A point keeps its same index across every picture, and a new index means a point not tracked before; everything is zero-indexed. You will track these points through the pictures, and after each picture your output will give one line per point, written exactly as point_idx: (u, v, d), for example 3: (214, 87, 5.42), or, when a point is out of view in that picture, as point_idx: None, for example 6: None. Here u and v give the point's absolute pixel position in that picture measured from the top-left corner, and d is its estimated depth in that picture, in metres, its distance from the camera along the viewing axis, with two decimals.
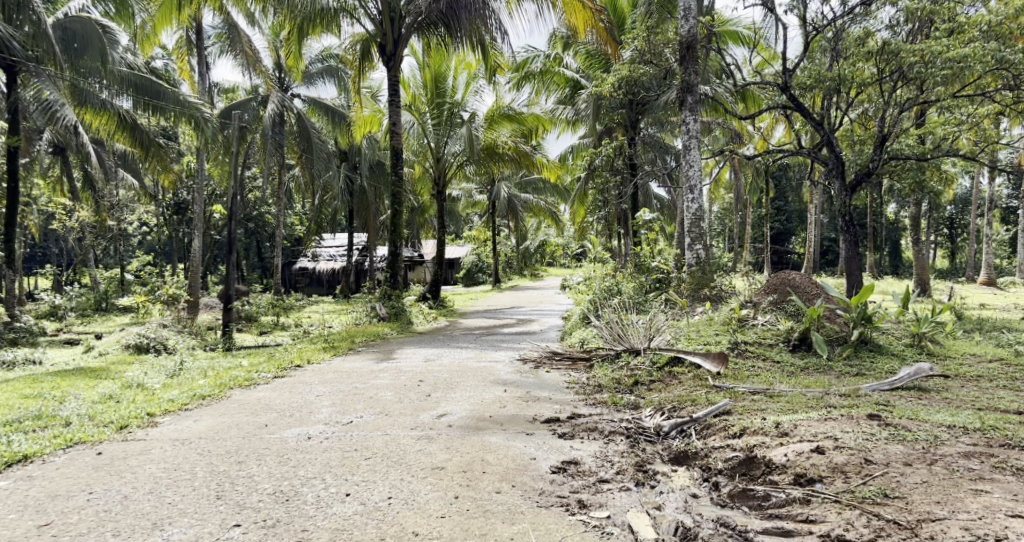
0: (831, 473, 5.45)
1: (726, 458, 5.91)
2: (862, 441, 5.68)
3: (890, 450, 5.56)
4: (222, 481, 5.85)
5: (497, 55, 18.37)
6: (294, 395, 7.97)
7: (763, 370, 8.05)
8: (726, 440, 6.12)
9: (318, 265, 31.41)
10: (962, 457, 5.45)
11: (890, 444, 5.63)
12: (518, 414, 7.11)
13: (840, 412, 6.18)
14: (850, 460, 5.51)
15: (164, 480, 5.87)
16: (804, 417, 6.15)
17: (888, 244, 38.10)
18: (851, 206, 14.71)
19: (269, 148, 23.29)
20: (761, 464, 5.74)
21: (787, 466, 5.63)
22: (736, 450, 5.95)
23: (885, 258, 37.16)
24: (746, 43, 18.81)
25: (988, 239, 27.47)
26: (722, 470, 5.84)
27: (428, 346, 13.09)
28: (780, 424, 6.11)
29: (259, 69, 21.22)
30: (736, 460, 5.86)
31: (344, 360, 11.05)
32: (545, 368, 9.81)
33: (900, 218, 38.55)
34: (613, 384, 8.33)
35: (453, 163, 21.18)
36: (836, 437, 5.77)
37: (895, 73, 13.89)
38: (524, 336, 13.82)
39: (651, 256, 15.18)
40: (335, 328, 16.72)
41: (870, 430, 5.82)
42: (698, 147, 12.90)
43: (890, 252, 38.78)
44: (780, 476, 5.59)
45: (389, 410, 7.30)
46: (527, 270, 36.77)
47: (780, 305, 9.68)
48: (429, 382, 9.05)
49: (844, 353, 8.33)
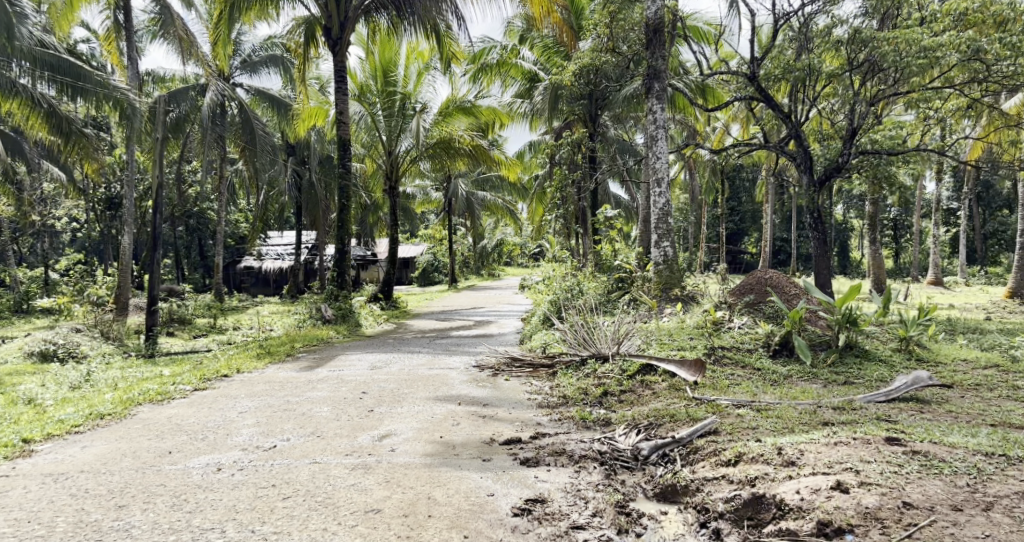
0: (864, 521, 4.64)
1: (727, 497, 5.05)
2: (892, 476, 4.86)
3: (930, 489, 4.75)
4: (89, 537, 4.84)
5: (452, 43, 17.37)
6: (212, 411, 6.96)
7: (744, 379, 7.30)
8: (719, 470, 5.28)
9: (264, 263, 29.99)
10: (1019, 498, 4.65)
11: (926, 480, 4.82)
12: (471, 434, 6.23)
13: (852, 434, 5.35)
14: (883, 504, 4.70)
15: (9, 538, 4.84)
16: (808, 440, 5.32)
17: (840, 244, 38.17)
18: (819, 202, 14.12)
19: (207, 140, 21.99)
20: (771, 506, 4.89)
21: (805, 510, 4.79)
22: (736, 486, 5.10)
23: (837, 258, 37.23)
24: (707, 38, 18.12)
25: (939, 241, 27.48)
26: (724, 513, 5.00)
27: (376, 351, 12.11)
28: (783, 449, 5.28)
29: (195, 54, 19.94)
30: (740, 501, 5.00)
31: (280, 369, 10.03)
32: (504, 377, 8.99)
33: (850, 218, 38.71)
34: (579, 396, 7.49)
35: (406, 158, 19.77)
36: (856, 470, 4.95)
37: (865, 64, 13.28)
38: (480, 339, 12.92)
39: (614, 255, 14.41)
40: (276, 332, 15.54)
41: (892, 458, 5.02)
42: (665, 138, 12.07)
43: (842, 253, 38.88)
44: (798, 523, 4.76)
45: (322, 429, 6.34)
46: (484, 269, 35.90)
47: (758, 307, 8.95)
48: (375, 394, 8.13)
49: (830, 358, 7.62)
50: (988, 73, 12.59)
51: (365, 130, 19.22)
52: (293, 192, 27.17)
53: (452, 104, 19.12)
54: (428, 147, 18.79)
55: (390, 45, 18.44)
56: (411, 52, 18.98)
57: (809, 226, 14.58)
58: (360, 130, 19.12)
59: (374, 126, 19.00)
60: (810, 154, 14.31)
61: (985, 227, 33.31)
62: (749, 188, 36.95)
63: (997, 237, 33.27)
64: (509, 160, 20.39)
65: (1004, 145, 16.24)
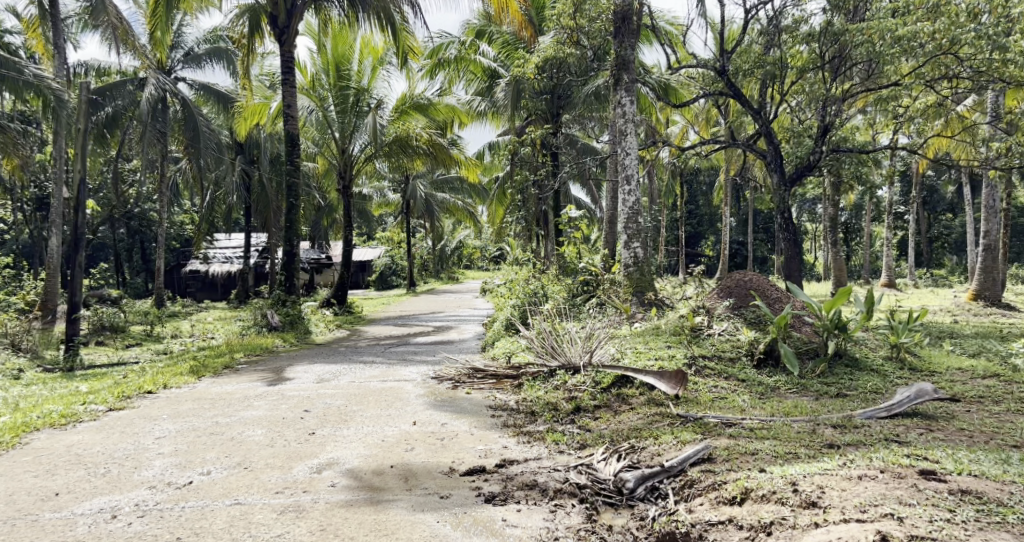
0: None
1: None
2: (946, 528, 4.05)
3: None
4: None
5: (409, 38, 16.49)
6: (125, 440, 6.10)
7: (730, 393, 6.62)
8: (722, 512, 4.52)
9: (211, 267, 28.66)
10: None
11: (989, 533, 4.01)
12: (425, 461, 5.47)
13: (881, 468, 4.59)
14: None
15: None
16: (826, 474, 4.59)
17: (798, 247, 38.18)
18: (788, 203, 13.58)
19: (147, 137, 20.77)
20: None
21: None
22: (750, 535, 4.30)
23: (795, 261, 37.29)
24: (672, 39, 17.63)
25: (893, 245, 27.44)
26: None
27: (325, 361, 11.25)
28: (797, 484, 4.53)
29: (131, 45, 18.77)
30: None
31: (216, 384, 9.15)
32: (465, 390, 8.30)
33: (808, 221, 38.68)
34: (548, 412, 6.76)
35: (361, 157, 18.74)
36: (898, 517, 4.14)
37: (837, 59, 12.74)
38: (440, 346, 12.12)
39: (579, 257, 13.70)
40: (217, 341, 14.48)
41: (935, 500, 4.26)
42: (635, 132, 11.36)
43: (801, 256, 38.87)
44: None
45: (251, 459, 5.54)
46: (444, 273, 35.05)
47: (739, 311, 8.28)
48: (320, 413, 7.32)
49: (820, 368, 6.96)
50: (957, 68, 12.03)
51: (317, 127, 18.17)
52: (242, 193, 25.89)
53: (408, 100, 18.22)
54: (384, 145, 17.84)
55: (344, 38, 17.47)
56: (365, 46, 17.97)
57: (779, 227, 14.00)
58: (312, 127, 18.08)
59: (326, 123, 17.94)
60: (780, 151, 13.74)
61: (930, 230, 33.62)
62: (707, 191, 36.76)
63: (942, 240, 33.59)
64: (470, 160, 19.54)
65: (961, 145, 16.04)
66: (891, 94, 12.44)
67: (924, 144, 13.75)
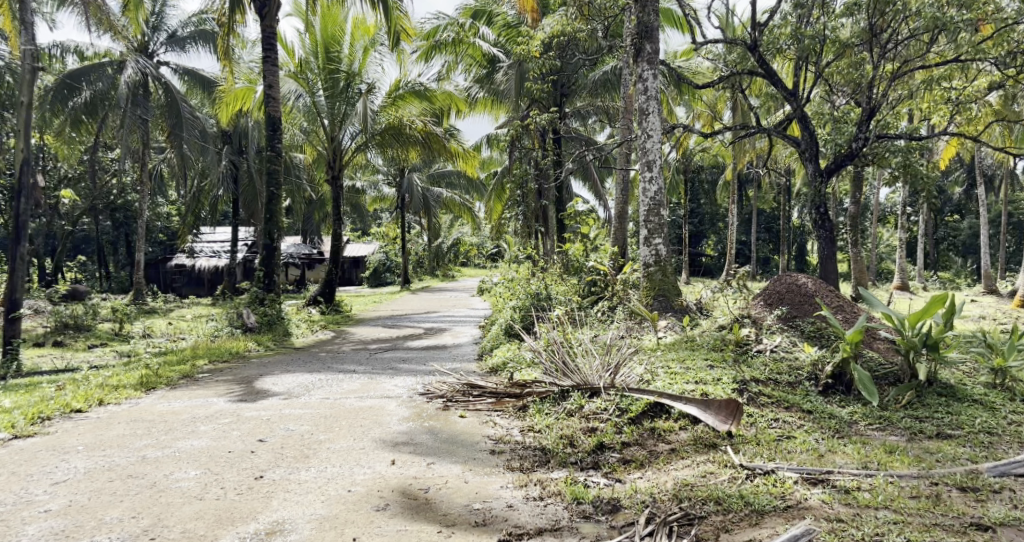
0: None
1: None
2: None
3: None
4: None
5: (403, 17, 15.03)
6: (17, 484, 4.89)
7: (796, 432, 5.20)
8: None
9: (197, 261, 27.10)
10: None
11: None
12: (399, 531, 4.36)
13: None
14: None
15: None
16: None
17: (795, 247, 37.23)
18: (824, 196, 12.03)
19: (126, 123, 19.24)
20: None
21: None
22: None
23: (791, 262, 36.66)
24: (683, 26, 16.34)
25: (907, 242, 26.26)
26: None
27: (300, 369, 9.78)
28: None
29: (105, 20, 17.14)
30: None
31: (166, 398, 7.80)
32: (459, 413, 6.91)
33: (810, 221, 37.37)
34: (564, 449, 5.44)
35: (351, 146, 17.13)
36: None
37: (885, 35, 11.26)
38: (432, 353, 10.66)
39: (586, 254, 12.21)
40: (186, 343, 13.01)
41: None
42: (658, 111, 9.83)
43: (798, 255, 37.73)
44: None
45: (166, 520, 4.49)
46: (439, 270, 33.63)
47: (794, 323, 6.81)
48: (278, 445, 5.97)
49: (907, 397, 5.54)
50: (1017, 45, 10.74)
51: (304, 114, 16.57)
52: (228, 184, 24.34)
53: (402, 86, 16.64)
54: (376, 134, 16.34)
55: (334, 16, 15.86)
56: (356, 26, 16.32)
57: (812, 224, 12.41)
58: (299, 112, 16.52)
59: (315, 110, 16.33)
60: (816, 138, 12.20)
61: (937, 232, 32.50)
62: (709, 189, 35.25)
63: (948, 243, 32.41)
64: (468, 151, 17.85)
65: (1000, 135, 14.61)
66: (948, 73, 11.20)
67: (964, 132, 12.46)
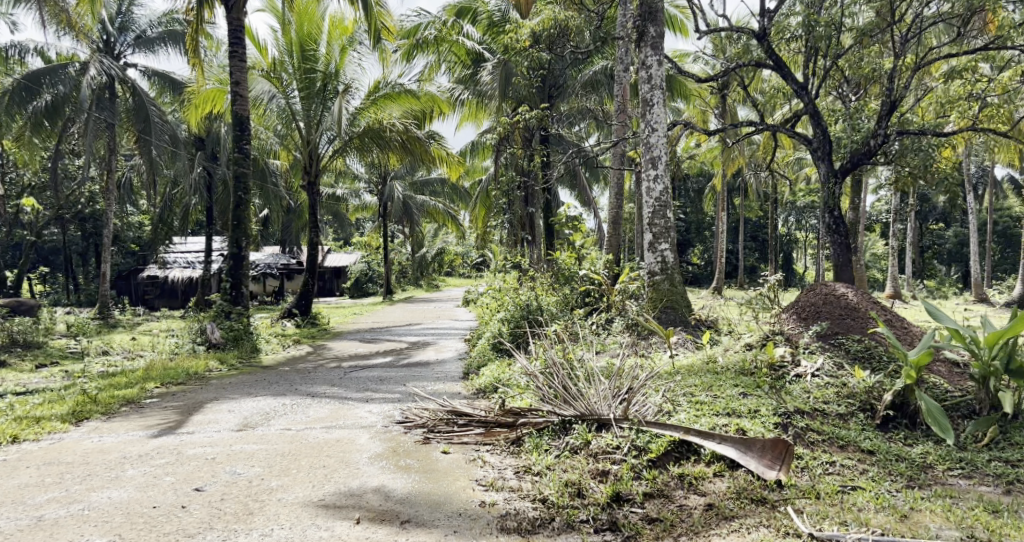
0: None
1: None
2: None
3: None
4: None
5: (383, 13, 14.01)
6: None
7: (861, 483, 4.49)
8: None
9: (170, 273, 25.61)
10: None
11: None
12: None
13: None
14: None
15: None
16: None
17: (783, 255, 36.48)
18: (838, 199, 11.06)
19: (90, 131, 17.46)
20: None
21: None
22: None
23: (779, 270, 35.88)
24: (673, 21, 15.33)
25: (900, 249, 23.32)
26: None
27: (263, 392, 8.61)
28: None
29: (62, 15, 15.70)
30: None
31: (99, 431, 6.64)
32: (442, 448, 5.82)
33: (795, 230, 36.67)
34: (577, 499, 4.70)
35: (327, 150, 15.79)
36: None
37: (907, 26, 10.37)
38: (413, 371, 9.53)
39: (578, 263, 11.12)
40: (142, 362, 11.79)
41: None
42: (663, 103, 8.83)
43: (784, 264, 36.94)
44: None
45: None
46: (423, 280, 32.47)
47: (837, 341, 5.83)
48: (218, 496, 5.05)
49: (990, 435, 4.82)
50: None
51: (278, 117, 15.25)
52: (203, 192, 22.94)
53: (382, 87, 15.56)
54: (354, 137, 15.13)
55: (310, 14, 14.58)
56: (333, 25, 14.98)
57: (825, 229, 11.35)
58: (272, 115, 15.25)
59: (289, 113, 15.01)
60: (830, 135, 11.21)
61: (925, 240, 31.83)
62: (696, 197, 34.33)
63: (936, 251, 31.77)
64: (452, 156, 16.71)
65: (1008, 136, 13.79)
66: (972, 63, 10.35)
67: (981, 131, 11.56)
